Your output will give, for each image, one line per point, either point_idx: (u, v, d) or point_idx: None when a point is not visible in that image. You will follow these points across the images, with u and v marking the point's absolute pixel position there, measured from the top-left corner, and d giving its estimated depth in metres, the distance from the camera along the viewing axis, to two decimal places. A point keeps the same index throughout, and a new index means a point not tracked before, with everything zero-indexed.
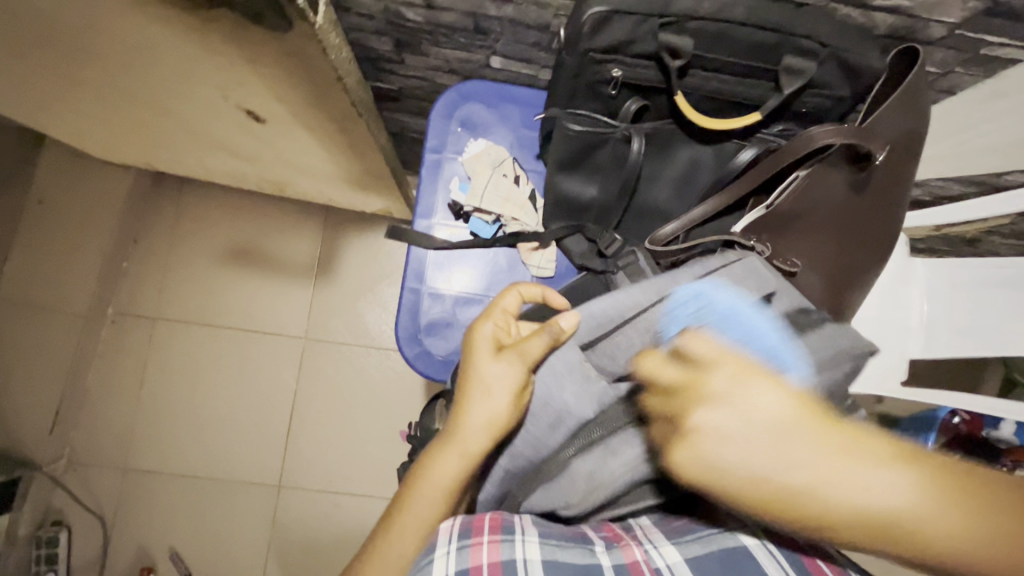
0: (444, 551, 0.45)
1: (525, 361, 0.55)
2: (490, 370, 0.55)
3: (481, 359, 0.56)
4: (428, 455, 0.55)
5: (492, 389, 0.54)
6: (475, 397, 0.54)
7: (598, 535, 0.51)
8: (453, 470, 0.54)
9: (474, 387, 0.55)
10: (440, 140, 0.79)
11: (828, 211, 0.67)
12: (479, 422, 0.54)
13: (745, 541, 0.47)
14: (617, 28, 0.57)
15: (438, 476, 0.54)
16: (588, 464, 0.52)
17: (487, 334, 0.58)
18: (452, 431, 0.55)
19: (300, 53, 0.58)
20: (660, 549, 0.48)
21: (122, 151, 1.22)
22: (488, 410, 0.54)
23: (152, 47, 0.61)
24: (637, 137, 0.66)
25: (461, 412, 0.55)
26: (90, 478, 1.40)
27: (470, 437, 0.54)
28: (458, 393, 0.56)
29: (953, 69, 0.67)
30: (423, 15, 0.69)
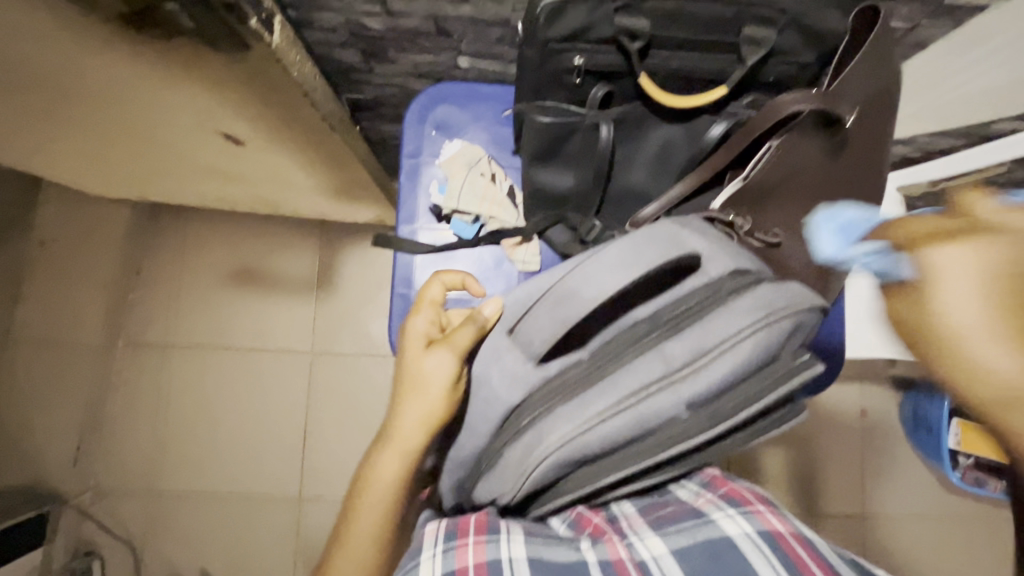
0: (430, 554, 0.47)
1: (455, 348, 0.59)
2: (417, 356, 0.60)
3: (413, 349, 0.61)
4: (375, 450, 0.60)
5: (419, 375, 0.59)
6: (408, 383, 0.59)
7: (583, 528, 0.51)
8: (394, 459, 0.58)
9: (404, 373, 0.60)
10: (415, 144, 0.80)
11: (810, 179, 0.67)
12: (414, 418, 0.58)
13: (728, 531, 0.47)
14: (574, 16, 0.58)
15: (379, 468, 0.58)
16: (519, 449, 0.51)
17: (420, 324, 0.62)
18: (390, 429, 0.59)
19: (261, 72, 0.58)
20: (645, 541, 0.48)
21: (116, 186, 1.24)
22: (421, 406, 0.58)
23: (121, 82, 0.62)
24: (604, 124, 0.65)
25: (397, 411, 0.59)
26: (117, 507, 1.43)
27: (409, 430, 0.58)
28: (395, 391, 0.61)
29: (920, 23, 0.65)
30: (384, 23, 0.69)
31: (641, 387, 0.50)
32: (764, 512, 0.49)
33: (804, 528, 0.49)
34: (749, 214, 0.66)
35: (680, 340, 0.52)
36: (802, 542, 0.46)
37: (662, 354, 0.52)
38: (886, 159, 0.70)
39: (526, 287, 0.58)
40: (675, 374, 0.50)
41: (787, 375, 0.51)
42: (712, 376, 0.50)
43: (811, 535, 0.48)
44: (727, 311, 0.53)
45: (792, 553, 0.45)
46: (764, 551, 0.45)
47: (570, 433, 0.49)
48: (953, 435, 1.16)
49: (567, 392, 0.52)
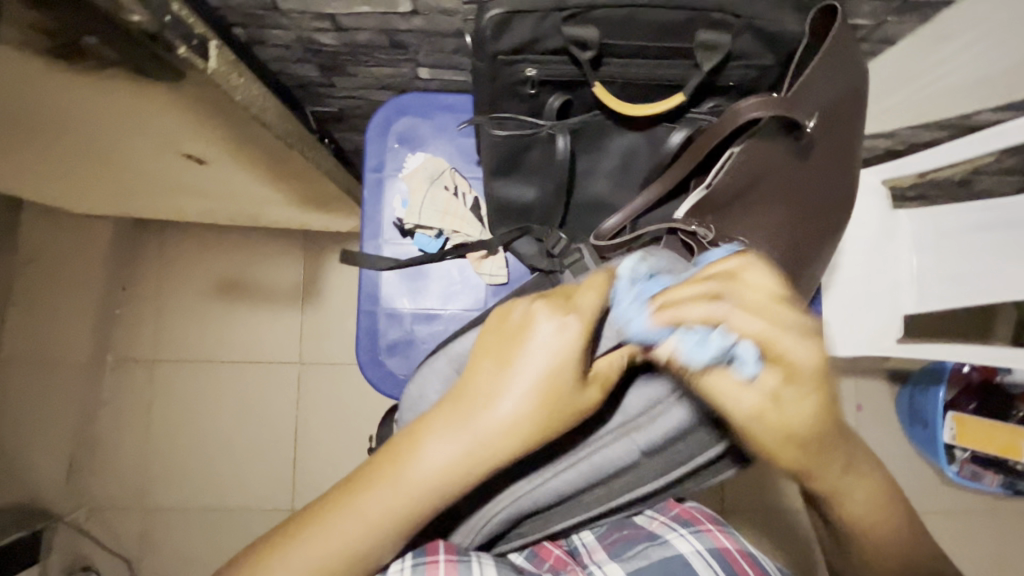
0: (398, 569, 0.46)
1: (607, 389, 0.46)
2: (547, 341, 0.43)
3: (553, 336, 0.44)
4: (429, 426, 0.43)
5: (551, 383, 0.43)
6: (531, 389, 0.43)
7: (545, 558, 0.54)
8: (451, 459, 0.42)
9: (525, 361, 0.43)
10: (378, 158, 0.78)
11: (777, 185, 0.65)
12: (427, 482, 0.41)
13: (680, 548, 0.51)
14: (521, 28, 0.56)
15: (432, 459, 0.41)
16: (486, 502, 0.50)
17: (588, 305, 0.44)
18: (390, 475, 0.42)
19: (203, 97, 0.58)
20: (603, 569, 0.51)
21: (94, 205, 1.23)
22: (443, 465, 0.42)
23: (67, 110, 0.61)
24: (561, 136, 0.65)
25: (410, 454, 0.42)
26: (111, 522, 1.44)
27: (413, 494, 0.41)
28: (422, 427, 0.43)
29: (885, 19, 0.63)
30: (337, 38, 0.68)
31: (597, 436, 0.50)
32: (713, 530, 0.53)
33: (749, 542, 0.53)
34: (714, 223, 0.64)
35: (644, 392, 0.52)
36: (746, 557, 0.51)
37: (627, 408, 0.51)
38: (858, 157, 0.69)
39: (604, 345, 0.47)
40: (638, 425, 0.50)
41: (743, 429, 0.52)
42: (673, 423, 0.50)
43: (755, 551, 0.52)
44: None
45: (736, 567, 0.49)
46: (712, 566, 0.49)
47: (526, 486, 0.49)
48: (947, 428, 1.14)
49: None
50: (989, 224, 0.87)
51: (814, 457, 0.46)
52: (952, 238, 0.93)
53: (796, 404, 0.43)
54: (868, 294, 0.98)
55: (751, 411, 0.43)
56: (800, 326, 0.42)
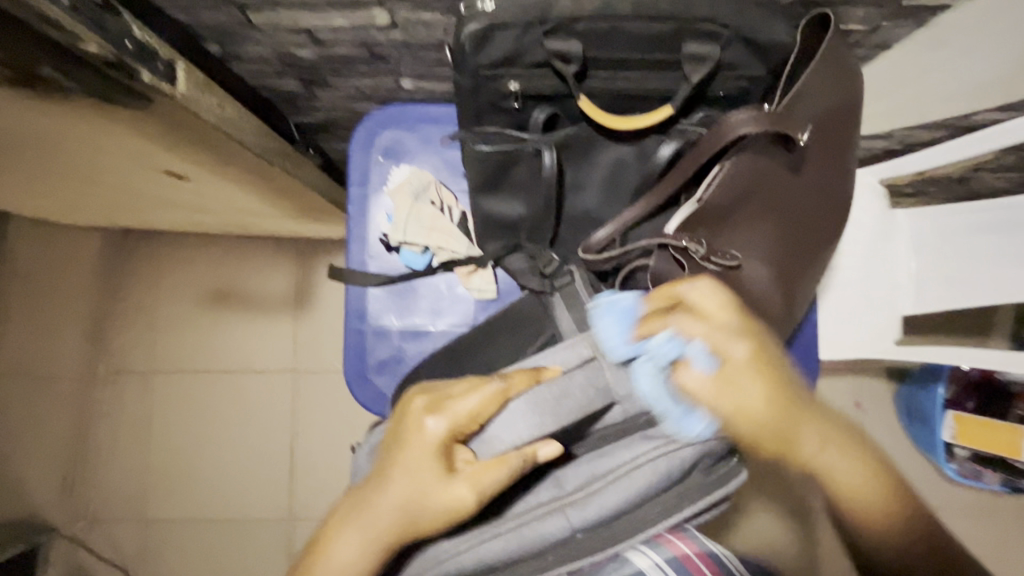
0: None
1: (482, 493, 0.47)
2: (432, 434, 0.48)
3: (425, 440, 0.48)
4: (331, 530, 0.49)
5: (421, 483, 0.47)
6: (410, 490, 0.47)
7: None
8: (349, 560, 0.48)
9: (404, 457, 0.48)
10: (363, 172, 0.77)
11: (767, 199, 0.63)
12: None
13: (637, 565, 0.47)
14: (500, 43, 0.54)
15: (336, 555, 0.47)
16: (426, 565, 0.49)
17: (460, 412, 0.49)
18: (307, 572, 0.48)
19: (175, 121, 0.56)
20: None
21: (83, 217, 1.22)
22: (344, 558, 0.47)
23: (37, 134, 0.59)
24: (546, 150, 0.62)
25: (320, 552, 0.48)
26: (110, 533, 1.43)
27: None
28: (332, 522, 0.50)
29: (881, 24, 0.61)
30: (315, 52, 0.66)
31: (533, 509, 0.50)
32: (672, 538, 0.49)
33: (705, 537, 0.50)
34: (706, 238, 0.62)
35: (582, 467, 0.53)
36: (707, 561, 0.48)
37: (561, 480, 0.53)
38: (854, 166, 0.67)
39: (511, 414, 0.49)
40: (571, 495, 0.50)
41: (682, 502, 0.49)
42: (608, 496, 0.49)
43: (718, 552, 0.49)
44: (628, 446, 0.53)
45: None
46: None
47: (454, 551, 0.49)
48: (947, 427, 1.13)
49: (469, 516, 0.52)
50: (986, 225, 0.86)
51: (773, 434, 0.51)
52: (949, 241, 0.91)
53: (752, 391, 0.50)
54: (867, 298, 0.97)
55: (741, 409, 0.50)
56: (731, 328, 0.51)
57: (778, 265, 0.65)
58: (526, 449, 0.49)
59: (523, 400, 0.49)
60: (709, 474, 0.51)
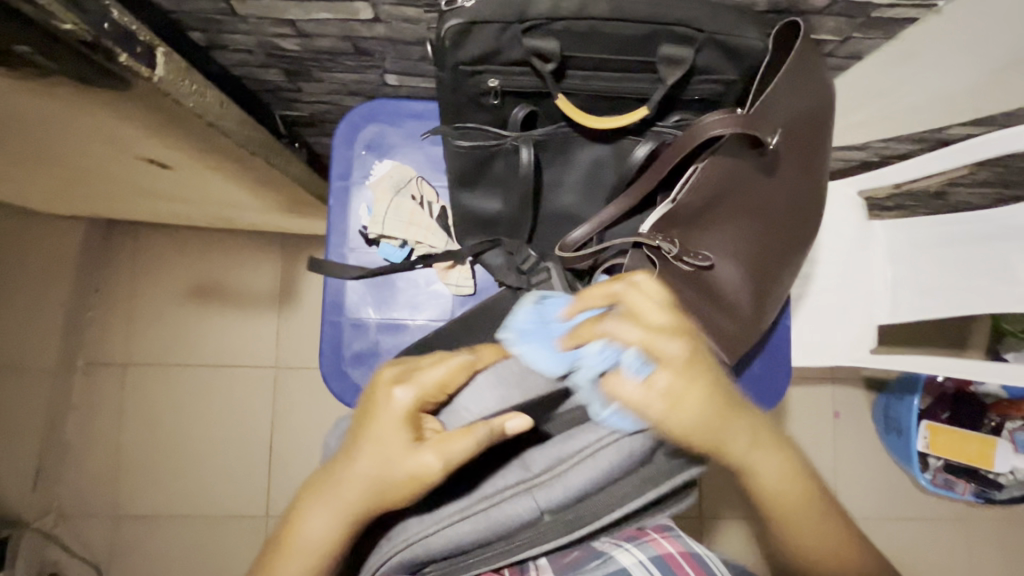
0: None
1: (448, 461, 0.47)
2: (400, 405, 0.50)
3: (392, 411, 0.50)
4: (305, 504, 0.50)
5: (390, 450, 0.48)
6: (378, 459, 0.48)
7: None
8: (324, 530, 0.49)
9: (375, 427, 0.50)
10: (345, 166, 0.77)
11: (741, 199, 0.65)
12: (304, 547, 0.48)
13: (621, 563, 0.46)
14: (480, 39, 0.55)
15: (309, 529, 0.48)
16: (387, 549, 0.47)
17: (428, 382, 0.51)
18: (281, 542, 0.49)
19: (154, 106, 0.57)
20: None
21: (65, 206, 1.21)
22: (318, 527, 0.48)
23: (15, 115, 0.59)
24: (524, 147, 0.63)
25: (292, 524, 0.49)
26: (81, 528, 1.41)
27: (298, 555, 0.48)
28: (304, 495, 0.51)
29: (851, 35, 0.63)
30: (299, 44, 0.66)
31: (500, 491, 0.47)
32: (657, 538, 0.49)
33: (694, 542, 0.49)
34: (678, 236, 0.64)
35: (546, 450, 0.50)
36: (690, 561, 0.47)
37: (525, 463, 0.50)
38: (824, 171, 0.68)
39: (480, 384, 0.53)
40: (536, 478, 0.48)
41: (653, 484, 0.47)
42: (573, 481, 0.47)
43: (703, 552, 0.48)
44: (594, 426, 0.50)
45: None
46: None
47: (419, 533, 0.47)
48: (921, 436, 1.15)
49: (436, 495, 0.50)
50: (977, 236, 0.84)
51: (709, 437, 0.50)
52: (928, 252, 0.92)
53: (684, 397, 0.51)
54: (841, 304, 0.99)
55: (675, 414, 0.50)
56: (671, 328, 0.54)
57: (752, 265, 0.66)
58: (493, 423, 0.47)
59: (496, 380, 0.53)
60: (677, 456, 0.49)
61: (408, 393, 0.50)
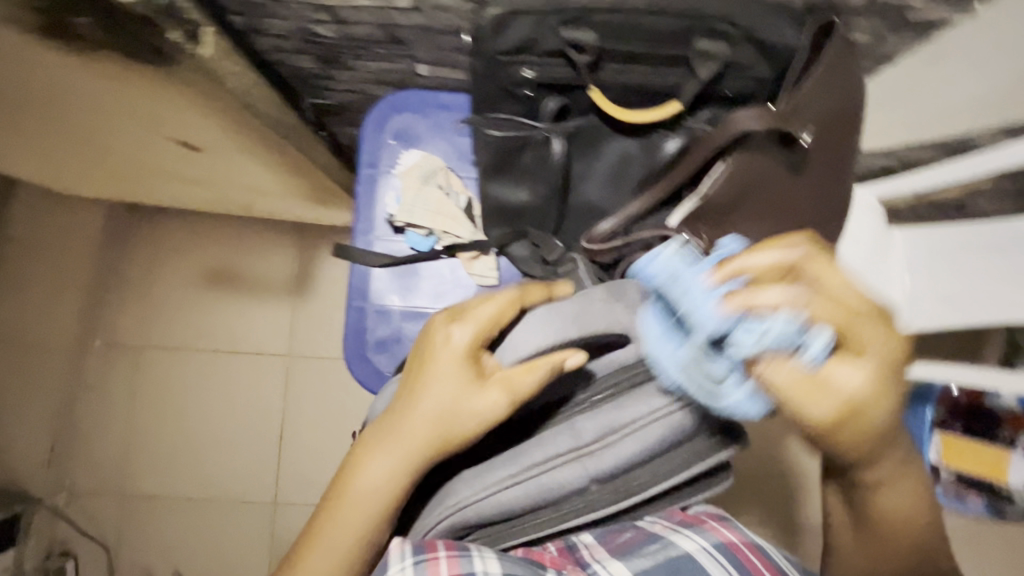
0: (398, 568, 0.44)
1: (513, 395, 0.49)
2: (458, 342, 0.52)
3: (451, 349, 0.52)
4: (365, 447, 0.52)
5: (451, 387, 0.50)
6: (445, 399, 0.51)
7: (540, 562, 0.50)
8: (387, 471, 0.50)
9: (435, 366, 0.52)
10: (374, 153, 0.78)
11: (767, 196, 0.65)
12: (371, 485, 0.50)
13: (685, 546, 0.47)
14: (518, 29, 0.56)
15: (374, 469, 0.50)
16: (445, 509, 0.50)
17: (482, 319, 0.52)
18: (348, 485, 0.51)
19: (195, 83, 0.58)
20: (609, 567, 0.46)
21: (88, 189, 1.22)
22: (385, 466, 0.50)
23: (59, 90, 0.60)
24: (557, 139, 0.65)
25: (357, 467, 0.51)
26: (91, 507, 1.42)
27: (368, 494, 0.50)
28: (365, 440, 0.53)
29: (885, 36, 0.64)
30: (335, 31, 0.67)
31: (546, 459, 0.49)
32: (718, 527, 0.50)
33: (756, 539, 0.50)
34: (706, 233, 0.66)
35: (593, 417, 0.51)
36: (753, 550, 0.48)
37: (573, 431, 0.50)
38: (852, 173, 0.69)
39: (535, 318, 0.52)
40: (586, 451, 0.49)
41: (697, 453, 0.50)
42: (622, 453, 0.49)
43: (760, 542, 0.50)
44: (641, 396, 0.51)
45: (747, 563, 0.47)
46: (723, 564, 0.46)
47: (473, 497, 0.49)
48: (934, 446, 1.12)
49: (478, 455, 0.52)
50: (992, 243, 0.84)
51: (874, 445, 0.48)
52: (947, 260, 0.91)
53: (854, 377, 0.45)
54: None
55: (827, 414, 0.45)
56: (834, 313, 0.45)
57: None
58: (555, 357, 0.50)
59: (551, 312, 0.53)
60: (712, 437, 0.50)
61: (465, 330, 0.52)
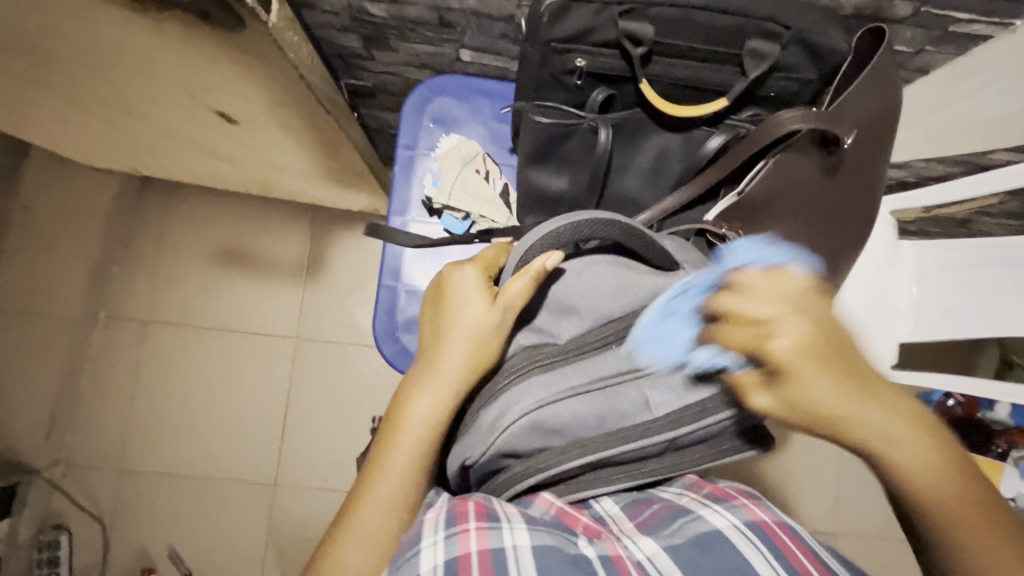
0: (431, 541, 0.43)
1: (519, 300, 0.53)
2: (467, 278, 0.56)
3: (462, 284, 0.56)
4: (407, 392, 0.52)
5: (474, 313, 0.54)
6: (453, 321, 0.54)
7: (572, 528, 0.46)
8: (433, 403, 0.51)
9: (454, 300, 0.55)
10: (412, 135, 0.79)
11: (803, 194, 0.67)
12: (422, 417, 0.50)
13: (716, 523, 0.45)
14: (577, 17, 0.57)
15: (421, 407, 0.50)
16: (502, 411, 0.51)
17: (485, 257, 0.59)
18: (394, 429, 0.50)
19: (254, 50, 0.58)
20: (640, 541, 0.45)
21: (106, 158, 1.21)
22: (432, 400, 0.51)
23: (115, 51, 0.60)
24: (603, 128, 0.64)
25: (401, 410, 0.51)
26: (88, 481, 1.40)
27: (415, 429, 0.50)
28: (399, 392, 0.53)
29: (924, 48, 0.67)
30: (387, 10, 0.68)
31: (610, 374, 0.52)
32: (748, 504, 0.48)
33: (789, 521, 0.47)
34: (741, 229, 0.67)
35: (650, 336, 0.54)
36: (785, 531, 0.45)
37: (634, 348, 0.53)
38: (881, 181, 0.70)
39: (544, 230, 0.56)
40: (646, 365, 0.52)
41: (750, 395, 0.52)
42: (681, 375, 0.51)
43: (791, 524, 0.47)
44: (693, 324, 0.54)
45: (777, 542, 0.44)
46: (754, 543, 0.43)
47: (545, 398, 0.50)
48: None
49: (542, 363, 0.53)
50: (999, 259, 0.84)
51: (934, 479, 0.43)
52: (952, 274, 0.90)
53: (820, 381, 0.43)
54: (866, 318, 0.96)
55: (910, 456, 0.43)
56: (784, 302, 0.44)
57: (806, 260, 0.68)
58: (532, 262, 0.53)
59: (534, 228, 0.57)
60: None
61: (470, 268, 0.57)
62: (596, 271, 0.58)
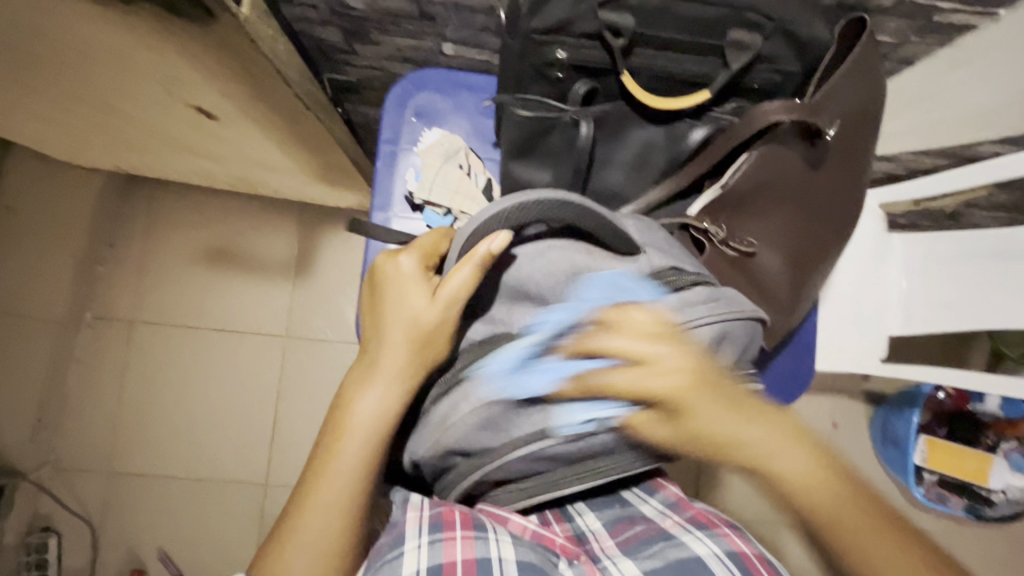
0: (414, 545, 0.43)
1: (459, 291, 0.52)
2: (406, 268, 0.54)
3: (401, 274, 0.54)
4: (355, 386, 0.51)
5: (417, 306, 0.52)
6: (393, 316, 0.53)
7: (551, 548, 0.48)
8: (379, 399, 0.50)
9: (395, 292, 0.53)
10: (394, 130, 0.78)
11: (787, 189, 0.66)
12: (367, 414, 0.49)
13: (695, 551, 0.46)
14: (556, 8, 0.57)
15: (365, 404, 0.50)
16: (445, 407, 0.51)
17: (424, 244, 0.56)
18: (338, 426, 0.49)
19: (227, 44, 0.57)
20: (620, 564, 0.46)
21: (90, 156, 1.19)
22: (376, 395, 0.50)
23: (86, 47, 0.59)
24: (584, 121, 0.63)
25: (343, 407, 0.50)
26: (76, 482, 1.38)
27: (359, 428, 0.49)
28: (343, 387, 0.52)
29: (908, 39, 0.67)
30: (365, 3, 0.67)
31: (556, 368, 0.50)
32: (731, 534, 0.48)
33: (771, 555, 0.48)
34: (723, 222, 0.66)
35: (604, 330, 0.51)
36: (765, 563, 0.46)
37: None
38: (867, 175, 0.70)
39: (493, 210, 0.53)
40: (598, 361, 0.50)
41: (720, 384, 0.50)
42: None
43: (774, 560, 0.47)
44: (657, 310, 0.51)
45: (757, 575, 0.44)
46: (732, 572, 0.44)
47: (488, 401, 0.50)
48: (919, 451, 1.12)
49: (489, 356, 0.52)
50: (986, 252, 0.84)
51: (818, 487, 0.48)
52: (945, 266, 0.89)
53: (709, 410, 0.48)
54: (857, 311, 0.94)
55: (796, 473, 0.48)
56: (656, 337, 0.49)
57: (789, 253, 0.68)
58: (476, 248, 0.51)
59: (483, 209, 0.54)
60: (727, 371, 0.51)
61: (409, 258, 0.54)
62: (552, 257, 0.55)
